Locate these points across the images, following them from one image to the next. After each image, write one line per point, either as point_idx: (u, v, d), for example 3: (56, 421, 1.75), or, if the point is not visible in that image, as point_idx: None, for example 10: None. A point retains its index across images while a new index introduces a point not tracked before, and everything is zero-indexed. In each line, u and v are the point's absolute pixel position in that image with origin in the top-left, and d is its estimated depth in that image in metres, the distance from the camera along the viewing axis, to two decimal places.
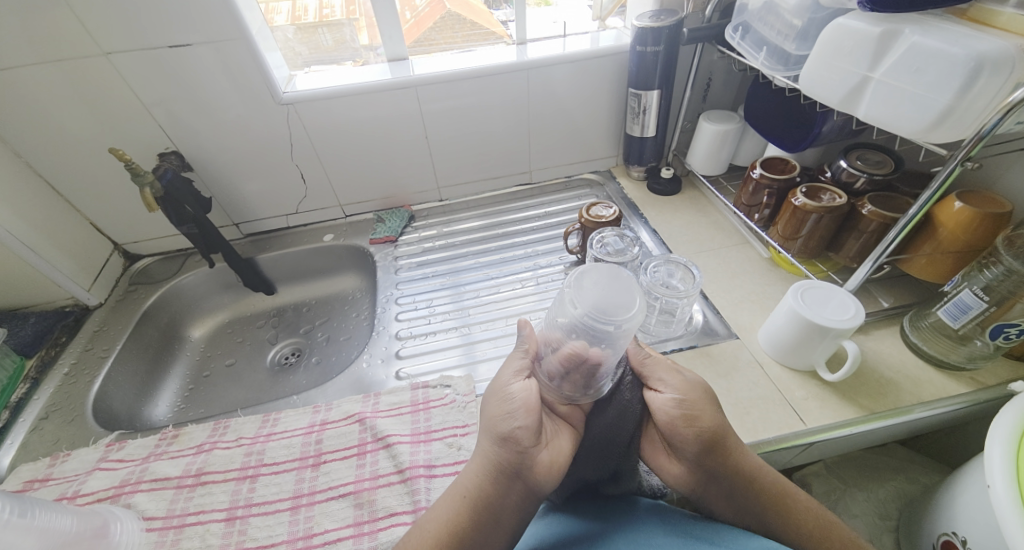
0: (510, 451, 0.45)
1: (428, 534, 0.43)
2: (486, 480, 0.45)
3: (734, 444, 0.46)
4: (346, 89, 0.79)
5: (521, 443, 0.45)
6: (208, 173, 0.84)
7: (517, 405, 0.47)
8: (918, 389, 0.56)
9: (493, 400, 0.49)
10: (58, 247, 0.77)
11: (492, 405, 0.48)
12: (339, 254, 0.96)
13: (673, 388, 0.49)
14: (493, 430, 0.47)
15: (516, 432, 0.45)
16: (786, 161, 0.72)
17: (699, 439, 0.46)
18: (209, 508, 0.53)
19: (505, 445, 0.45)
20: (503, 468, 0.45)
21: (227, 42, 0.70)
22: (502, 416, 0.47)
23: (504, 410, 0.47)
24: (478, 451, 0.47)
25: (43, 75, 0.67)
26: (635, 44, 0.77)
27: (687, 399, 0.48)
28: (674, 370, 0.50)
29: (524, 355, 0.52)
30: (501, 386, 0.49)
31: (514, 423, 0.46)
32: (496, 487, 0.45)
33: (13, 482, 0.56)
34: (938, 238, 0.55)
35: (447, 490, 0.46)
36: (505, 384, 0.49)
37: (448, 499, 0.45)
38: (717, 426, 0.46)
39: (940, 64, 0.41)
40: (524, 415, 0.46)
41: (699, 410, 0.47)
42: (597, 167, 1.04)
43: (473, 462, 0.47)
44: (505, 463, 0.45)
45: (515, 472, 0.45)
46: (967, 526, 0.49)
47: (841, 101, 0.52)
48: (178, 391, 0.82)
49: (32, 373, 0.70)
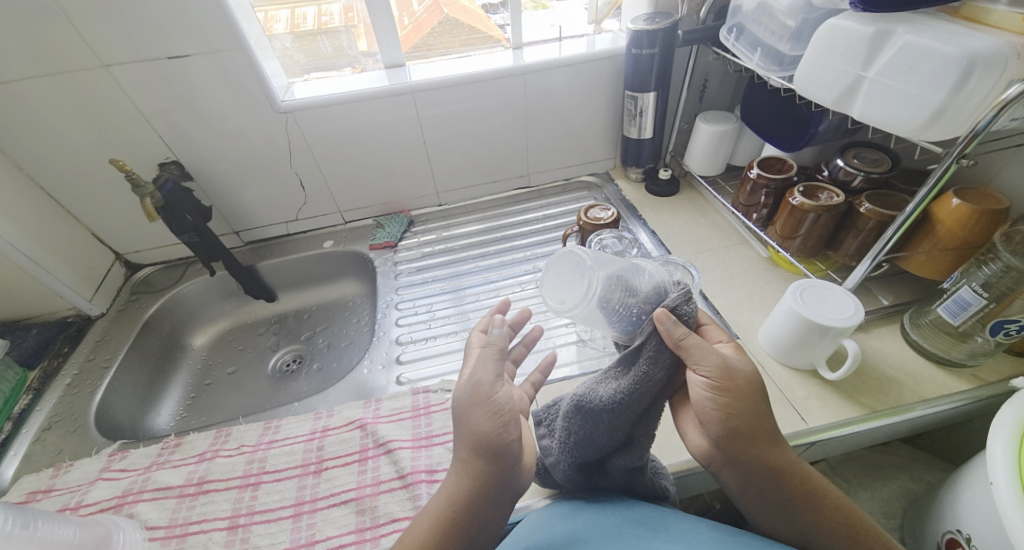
0: (490, 464, 0.42)
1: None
2: (466, 496, 0.43)
3: (772, 436, 0.41)
4: (344, 96, 0.79)
5: (503, 454, 0.42)
6: (207, 182, 0.85)
7: (490, 413, 0.43)
8: (920, 387, 0.55)
9: (463, 408, 0.44)
10: (59, 258, 0.77)
11: (465, 414, 0.44)
12: (339, 260, 0.96)
13: (712, 378, 0.40)
14: (477, 445, 0.43)
15: (494, 443, 0.42)
16: (783, 161, 0.73)
17: (734, 433, 0.40)
18: (211, 517, 0.53)
19: (485, 457, 0.42)
20: (485, 483, 0.42)
21: (225, 52, 0.70)
22: (486, 429, 0.42)
23: (493, 426, 0.43)
24: (456, 465, 0.45)
25: (42, 88, 0.67)
26: (631, 47, 0.77)
27: (729, 391, 0.40)
28: (716, 356, 0.40)
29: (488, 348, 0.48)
30: (471, 391, 0.44)
31: (489, 433, 0.42)
32: (479, 503, 0.42)
33: (17, 494, 0.56)
34: (937, 235, 0.55)
35: (427, 509, 0.44)
36: (473, 387, 0.45)
37: (427, 521, 0.43)
38: (754, 418, 0.40)
39: (933, 63, 0.42)
40: (511, 428, 0.43)
41: (738, 402, 0.40)
42: (595, 169, 1.05)
43: (452, 479, 0.44)
44: (485, 476, 0.42)
45: (498, 485, 0.43)
46: (971, 524, 0.49)
47: (835, 101, 0.52)
48: (180, 399, 0.82)
49: (35, 383, 0.70)
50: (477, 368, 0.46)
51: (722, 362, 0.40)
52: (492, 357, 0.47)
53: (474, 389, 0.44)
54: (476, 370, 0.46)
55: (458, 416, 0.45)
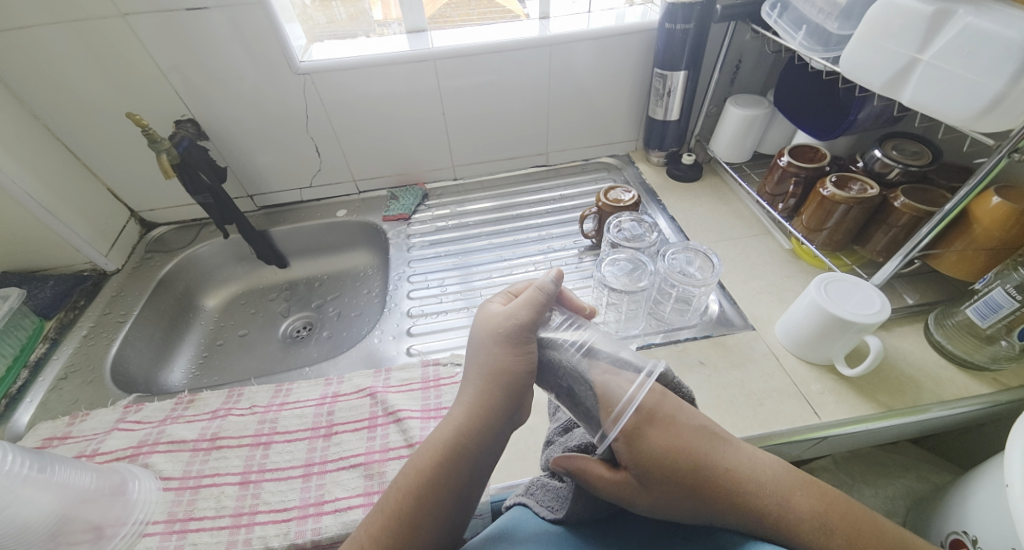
0: (507, 400, 0.44)
1: (404, 482, 0.42)
2: (479, 427, 0.43)
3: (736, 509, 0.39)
4: (363, 61, 0.77)
5: (521, 391, 0.45)
6: (224, 142, 0.84)
7: (520, 353, 0.45)
8: (939, 388, 0.54)
9: (496, 346, 0.45)
10: (76, 211, 0.77)
11: (492, 346, 0.45)
12: (352, 229, 0.95)
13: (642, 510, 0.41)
14: (490, 372, 0.44)
15: (519, 379, 0.44)
16: (816, 150, 0.70)
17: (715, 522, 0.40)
18: (223, 472, 0.54)
19: (502, 393, 0.44)
20: (500, 419, 0.44)
21: (243, 7, 0.68)
22: (503, 358, 0.45)
23: (509, 357, 0.45)
24: (471, 399, 0.44)
25: (60, 35, 0.66)
26: (664, 22, 0.74)
27: (663, 513, 0.41)
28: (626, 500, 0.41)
29: (539, 292, 0.48)
30: (508, 328, 0.46)
31: (513, 371, 0.44)
32: (489, 435, 0.43)
33: (33, 439, 0.57)
34: (972, 234, 0.52)
35: (431, 441, 0.44)
36: (511, 326, 0.46)
37: (435, 454, 0.42)
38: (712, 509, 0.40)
39: (994, 48, 0.39)
40: (522, 360, 0.45)
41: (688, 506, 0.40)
42: (615, 151, 1.02)
43: (464, 411, 0.44)
44: (499, 411, 0.44)
45: (509, 418, 0.44)
46: (978, 526, 0.48)
47: (884, 84, 0.50)
48: (192, 358, 0.83)
49: (51, 333, 0.71)
50: (521, 305, 0.47)
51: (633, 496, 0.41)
52: (539, 301, 0.48)
53: (513, 326, 0.46)
54: (516, 308, 0.47)
55: (484, 349, 0.46)
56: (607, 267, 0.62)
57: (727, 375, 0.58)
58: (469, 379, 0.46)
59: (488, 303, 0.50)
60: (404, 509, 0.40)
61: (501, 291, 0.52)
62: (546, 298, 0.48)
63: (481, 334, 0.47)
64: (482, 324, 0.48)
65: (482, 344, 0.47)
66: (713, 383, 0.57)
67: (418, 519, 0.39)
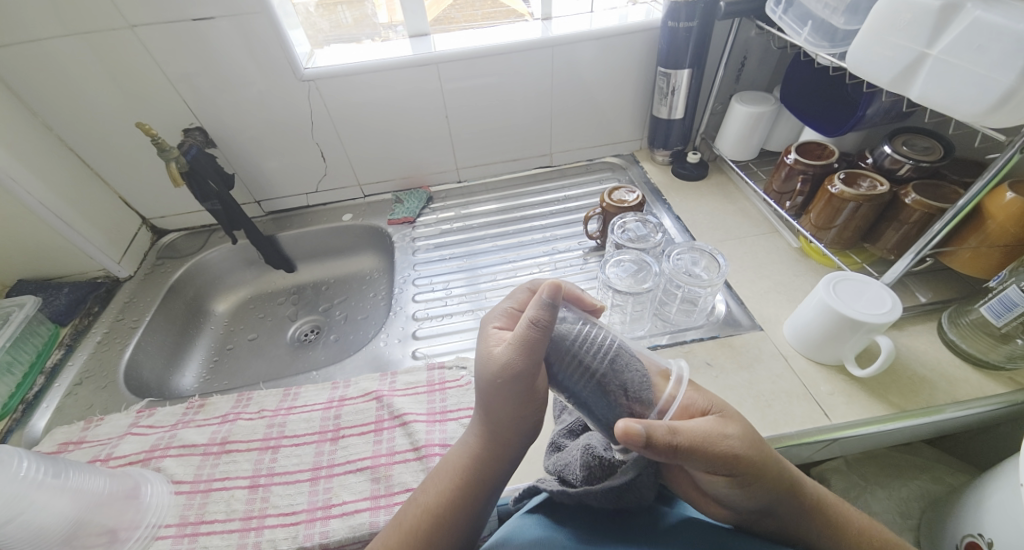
0: (523, 430, 0.44)
1: (423, 503, 0.42)
2: (496, 454, 0.44)
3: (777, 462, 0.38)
4: (367, 65, 0.78)
5: (534, 421, 0.44)
6: (231, 149, 0.85)
7: (522, 394, 0.42)
8: (953, 388, 0.53)
9: (496, 390, 0.41)
10: (90, 220, 0.79)
11: (497, 393, 0.42)
12: (357, 233, 0.96)
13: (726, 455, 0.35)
14: (500, 411, 0.43)
15: (530, 414, 0.43)
16: (823, 146, 0.69)
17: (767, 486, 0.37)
18: (233, 476, 0.55)
19: (517, 425, 0.43)
20: (515, 444, 0.44)
21: (247, 15, 0.69)
22: (510, 403, 0.42)
23: (516, 402, 0.42)
24: (482, 426, 0.44)
25: (71, 47, 0.67)
26: (667, 20, 0.73)
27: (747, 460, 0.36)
28: (719, 435, 0.35)
29: (533, 329, 0.40)
30: (507, 378, 0.40)
31: (525, 409, 0.43)
32: (505, 461, 0.44)
33: (50, 444, 0.58)
34: (986, 230, 0.51)
35: (447, 463, 0.45)
36: (511, 375, 0.40)
37: (455, 477, 0.43)
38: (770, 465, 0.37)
39: (1004, 41, 0.38)
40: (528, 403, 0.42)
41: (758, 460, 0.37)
42: (620, 151, 1.01)
43: (480, 440, 0.44)
44: (516, 439, 0.44)
45: (524, 444, 0.45)
46: (995, 529, 0.47)
47: (892, 80, 0.49)
48: (203, 361, 0.84)
49: (67, 340, 0.73)
50: (515, 346, 0.40)
51: (724, 432, 0.36)
52: (535, 341, 0.40)
53: (513, 375, 0.40)
54: (513, 353, 0.40)
55: (490, 394, 0.42)
56: (612, 268, 0.62)
57: (734, 377, 0.57)
58: (482, 413, 0.44)
59: (488, 318, 0.49)
60: (424, 530, 0.40)
61: (501, 311, 0.48)
62: (544, 330, 0.40)
63: (481, 369, 0.43)
64: (483, 365, 0.43)
65: (486, 387, 0.43)
66: (721, 384, 0.57)
67: (436, 541, 0.40)
